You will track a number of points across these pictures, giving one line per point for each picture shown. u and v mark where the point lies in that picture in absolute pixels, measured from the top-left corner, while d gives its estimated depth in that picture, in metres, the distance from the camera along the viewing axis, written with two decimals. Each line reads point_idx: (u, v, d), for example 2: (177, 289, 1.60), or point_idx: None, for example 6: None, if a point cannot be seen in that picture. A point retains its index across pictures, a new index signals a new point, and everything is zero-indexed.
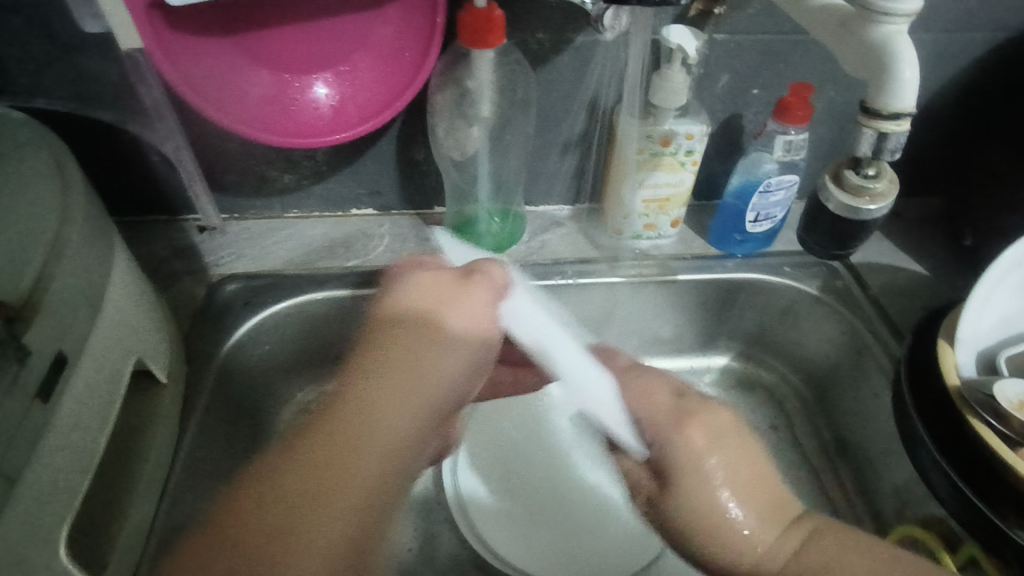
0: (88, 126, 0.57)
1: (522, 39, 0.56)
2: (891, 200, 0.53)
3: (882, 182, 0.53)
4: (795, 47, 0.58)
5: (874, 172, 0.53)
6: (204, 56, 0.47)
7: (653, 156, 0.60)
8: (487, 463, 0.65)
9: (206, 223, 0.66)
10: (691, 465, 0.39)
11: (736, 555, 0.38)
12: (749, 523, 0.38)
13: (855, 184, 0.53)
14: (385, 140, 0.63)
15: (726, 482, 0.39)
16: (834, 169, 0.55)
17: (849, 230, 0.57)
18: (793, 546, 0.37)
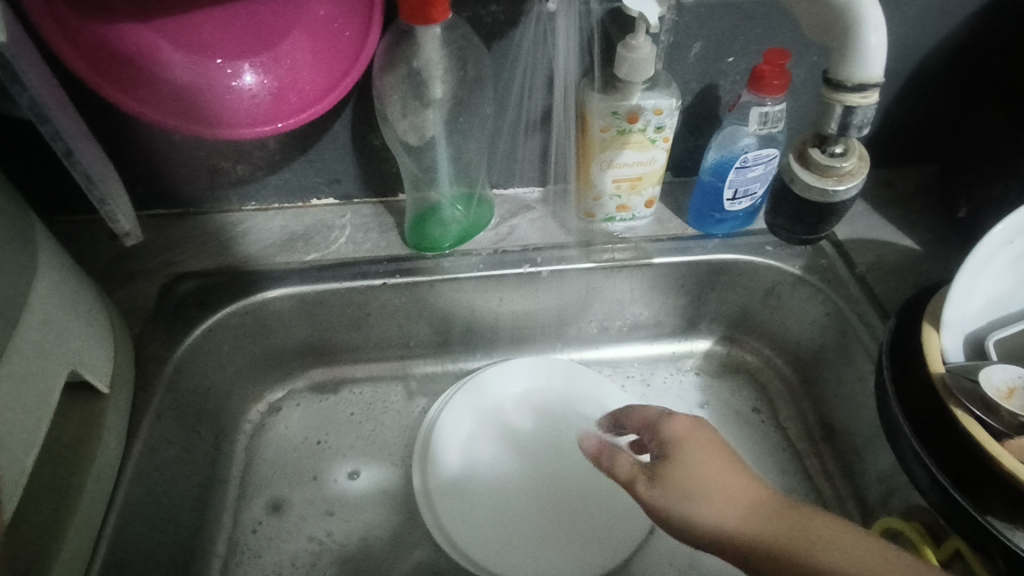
0: (14, 124, 0.54)
1: (473, 13, 0.52)
2: (860, 179, 0.51)
3: (849, 161, 0.50)
4: (770, 9, 0.54)
5: (841, 151, 0.50)
6: (122, 46, 0.44)
7: (619, 134, 0.56)
8: (461, 459, 0.63)
9: (120, 232, 0.59)
10: (685, 442, 0.46)
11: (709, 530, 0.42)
12: (725, 514, 0.42)
13: (821, 163, 0.51)
14: (338, 126, 0.59)
15: (708, 488, 0.43)
16: (797, 147, 0.53)
17: (816, 215, 0.54)
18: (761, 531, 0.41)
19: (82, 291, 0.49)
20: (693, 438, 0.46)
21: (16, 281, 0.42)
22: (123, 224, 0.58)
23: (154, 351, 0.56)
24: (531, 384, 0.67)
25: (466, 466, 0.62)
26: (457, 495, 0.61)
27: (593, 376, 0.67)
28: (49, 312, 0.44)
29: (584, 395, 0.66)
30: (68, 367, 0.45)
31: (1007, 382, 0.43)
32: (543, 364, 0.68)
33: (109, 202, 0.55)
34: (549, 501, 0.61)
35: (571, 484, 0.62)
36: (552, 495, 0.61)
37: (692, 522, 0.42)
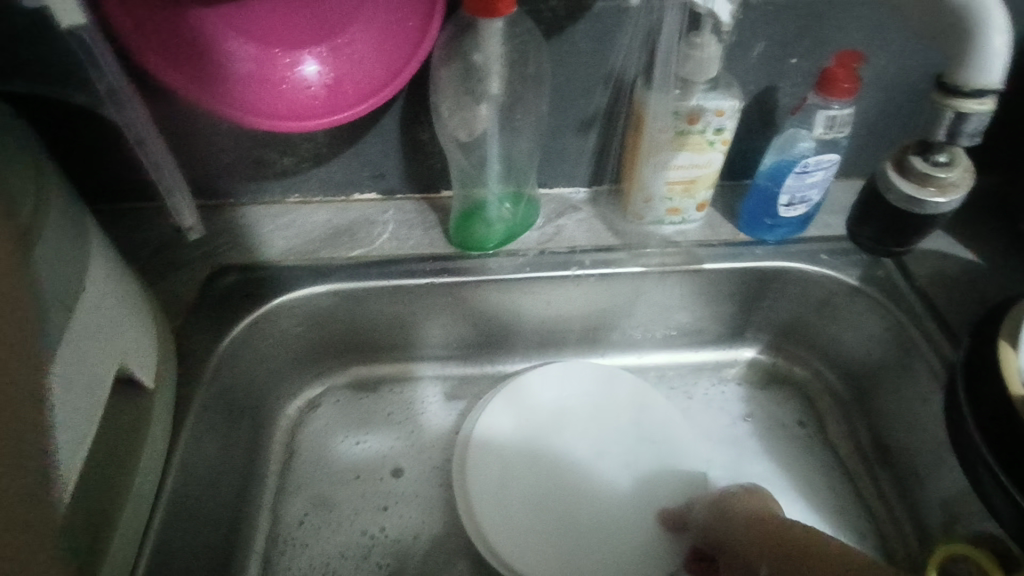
0: (65, 108, 0.52)
1: (534, 6, 0.50)
2: (964, 191, 0.46)
3: (954, 171, 0.46)
4: (841, 10, 0.52)
5: (945, 159, 0.46)
6: (180, 32, 0.43)
7: (678, 135, 0.54)
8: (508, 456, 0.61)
9: (183, 226, 0.60)
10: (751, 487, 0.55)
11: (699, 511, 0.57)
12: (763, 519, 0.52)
13: (922, 170, 0.47)
14: (385, 120, 0.57)
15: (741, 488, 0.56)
16: (896, 154, 0.49)
17: (909, 225, 0.50)
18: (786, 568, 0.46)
19: (129, 283, 0.48)
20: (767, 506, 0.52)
21: (70, 274, 0.40)
22: (187, 219, 0.59)
23: (196, 346, 0.54)
24: (591, 390, 0.66)
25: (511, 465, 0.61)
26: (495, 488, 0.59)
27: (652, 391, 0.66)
28: (100, 304, 0.43)
29: (637, 409, 0.65)
30: (116, 362, 0.44)
31: None
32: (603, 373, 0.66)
33: (174, 195, 0.58)
34: (586, 510, 0.59)
35: (612, 496, 0.60)
36: (592, 505, 0.59)
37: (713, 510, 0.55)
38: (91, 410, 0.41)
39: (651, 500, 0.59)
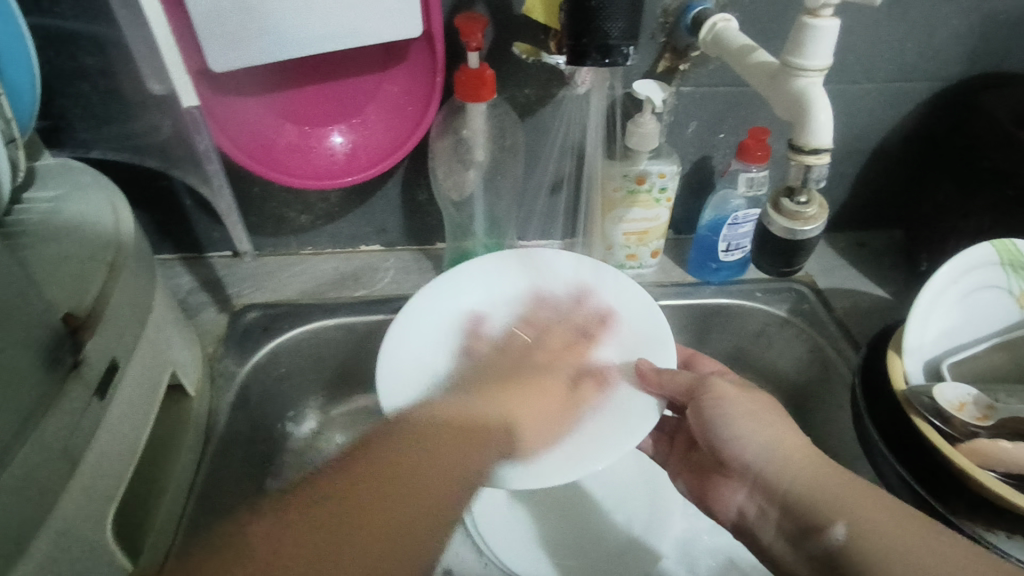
0: (135, 172, 0.64)
1: (512, 93, 0.64)
2: (823, 221, 0.61)
3: (813, 207, 0.60)
4: (751, 97, 0.66)
5: (806, 199, 0.60)
6: (241, 112, 0.56)
7: (629, 194, 0.67)
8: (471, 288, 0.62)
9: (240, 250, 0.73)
10: (728, 398, 0.53)
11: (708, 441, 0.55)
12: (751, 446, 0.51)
13: (791, 210, 0.60)
14: (391, 184, 0.70)
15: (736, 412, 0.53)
16: (772, 196, 0.62)
17: (793, 249, 0.64)
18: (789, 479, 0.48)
19: (176, 309, 0.58)
20: (750, 405, 0.53)
21: (143, 297, 0.50)
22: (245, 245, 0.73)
23: (226, 366, 0.64)
24: (562, 279, 0.63)
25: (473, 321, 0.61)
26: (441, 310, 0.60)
27: (635, 305, 0.60)
28: (159, 321, 0.53)
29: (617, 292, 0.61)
30: (169, 369, 0.54)
31: (957, 397, 0.52)
32: (568, 262, 0.63)
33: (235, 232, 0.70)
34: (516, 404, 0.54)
35: (558, 400, 0.54)
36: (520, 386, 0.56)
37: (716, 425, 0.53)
38: (150, 404, 0.50)
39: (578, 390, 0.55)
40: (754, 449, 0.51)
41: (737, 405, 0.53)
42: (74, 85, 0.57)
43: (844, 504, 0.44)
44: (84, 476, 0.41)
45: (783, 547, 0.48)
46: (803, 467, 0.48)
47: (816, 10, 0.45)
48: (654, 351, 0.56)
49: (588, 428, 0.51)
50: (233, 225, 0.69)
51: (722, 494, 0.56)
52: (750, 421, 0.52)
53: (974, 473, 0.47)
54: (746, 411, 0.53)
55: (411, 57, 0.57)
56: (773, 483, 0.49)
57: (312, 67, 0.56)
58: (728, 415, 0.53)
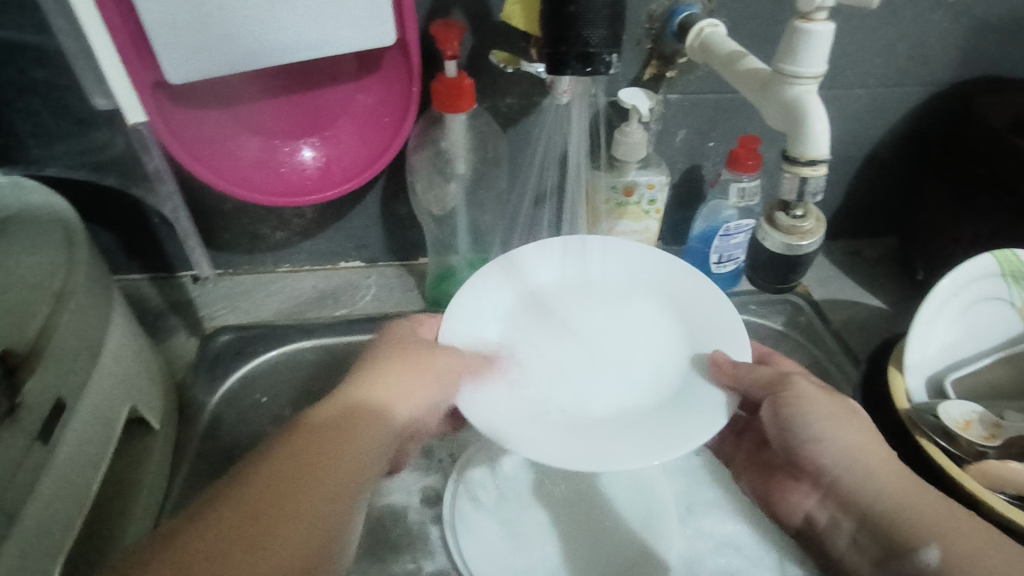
0: (95, 190, 0.61)
1: (492, 103, 0.61)
2: (819, 236, 0.61)
3: (809, 222, 0.60)
4: (741, 104, 0.64)
5: (802, 213, 0.60)
6: (205, 127, 0.53)
7: (618, 206, 0.64)
8: (508, 289, 0.58)
9: (201, 274, 0.70)
10: (810, 400, 0.51)
11: (787, 442, 0.53)
12: (836, 454, 0.50)
13: (788, 224, 0.60)
14: (369, 198, 0.67)
15: (821, 418, 0.50)
16: (768, 210, 0.62)
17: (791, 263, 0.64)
18: (875, 491, 0.47)
19: (138, 336, 0.54)
20: (829, 408, 0.50)
21: (97, 328, 0.47)
22: (206, 269, 0.70)
23: (196, 394, 0.60)
24: (559, 268, 0.60)
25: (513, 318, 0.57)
26: (491, 318, 0.56)
27: (690, 285, 0.57)
28: (117, 351, 0.49)
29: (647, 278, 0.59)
30: (129, 403, 0.50)
31: (961, 416, 0.50)
32: (575, 245, 0.60)
33: (194, 251, 0.67)
34: (599, 405, 0.50)
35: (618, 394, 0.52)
36: (594, 384, 0.52)
37: (799, 429, 0.51)
38: (106, 441, 0.46)
39: (639, 383, 0.52)
40: (844, 456, 0.49)
41: (820, 409, 0.50)
42: (25, 100, 0.54)
43: (933, 524, 0.44)
44: (24, 530, 0.38)
45: (854, 553, 0.51)
46: (891, 483, 0.47)
47: (808, 14, 0.43)
48: (724, 340, 0.53)
49: (680, 419, 0.47)
50: (192, 246, 0.67)
51: (789, 501, 0.59)
52: (834, 426, 0.49)
53: (985, 497, 0.45)
54: (827, 414, 0.50)
55: (385, 66, 0.54)
56: (852, 494, 0.49)
57: (280, 77, 0.53)
58: (811, 419, 0.50)
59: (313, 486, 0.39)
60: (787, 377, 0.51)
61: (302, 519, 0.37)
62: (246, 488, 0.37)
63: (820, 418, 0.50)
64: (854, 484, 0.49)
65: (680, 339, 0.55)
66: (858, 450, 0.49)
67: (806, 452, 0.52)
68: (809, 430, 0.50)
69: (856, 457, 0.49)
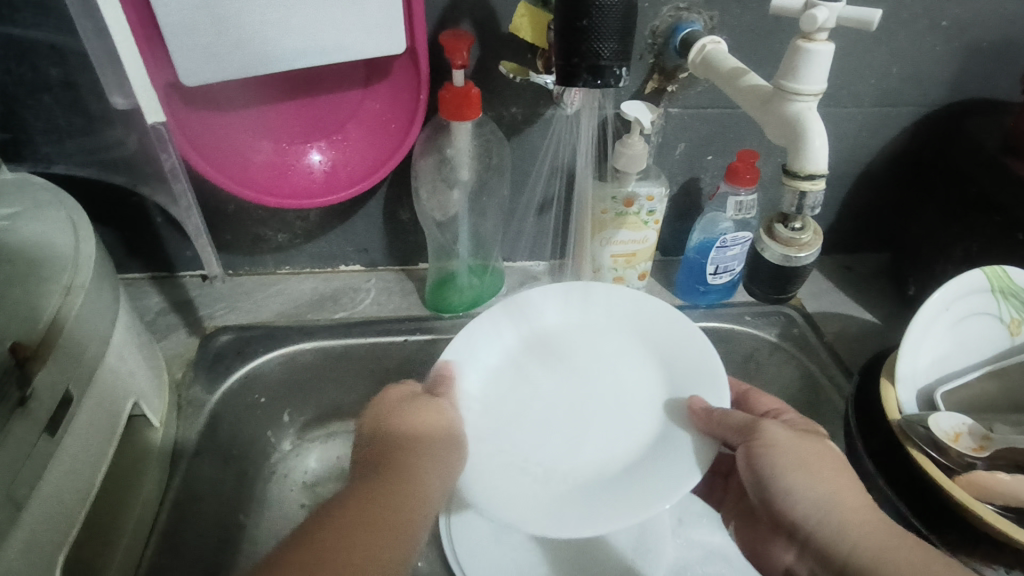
0: (101, 188, 0.61)
1: (497, 112, 0.62)
2: (816, 248, 0.63)
3: (807, 234, 0.62)
4: (739, 120, 0.66)
5: (800, 226, 0.62)
6: (214, 129, 0.53)
7: (617, 216, 0.65)
8: (507, 332, 0.58)
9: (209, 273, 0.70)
10: (780, 445, 0.47)
11: (760, 493, 0.48)
12: (806, 500, 0.45)
13: (786, 236, 0.62)
14: (372, 203, 0.67)
15: (789, 464, 0.46)
16: (766, 222, 0.64)
17: (789, 275, 0.66)
18: (847, 544, 0.43)
19: (141, 333, 0.54)
20: (801, 452, 0.46)
21: (103, 322, 0.47)
22: (215, 268, 0.70)
23: (196, 394, 0.60)
24: (562, 308, 0.60)
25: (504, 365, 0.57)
26: (485, 358, 0.56)
27: (669, 324, 0.57)
28: (121, 347, 0.49)
29: (641, 319, 0.58)
30: (131, 399, 0.50)
31: (951, 427, 0.50)
32: (576, 290, 0.60)
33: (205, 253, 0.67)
34: (583, 460, 0.51)
35: (603, 446, 0.52)
36: (578, 436, 0.53)
37: (770, 477, 0.46)
38: (108, 437, 0.46)
39: (626, 436, 0.52)
40: (811, 504, 0.45)
41: (785, 450, 0.47)
42: (37, 97, 0.54)
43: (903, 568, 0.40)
44: (27, 526, 0.38)
45: None
46: (867, 538, 0.42)
47: (809, 34, 0.44)
48: (706, 385, 0.52)
49: (660, 466, 0.48)
50: (204, 246, 0.66)
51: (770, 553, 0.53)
52: (802, 474, 0.45)
53: (974, 507, 0.46)
54: (798, 460, 0.46)
55: (394, 74, 0.56)
56: (824, 546, 0.44)
57: (290, 83, 0.54)
58: (779, 469, 0.46)
59: (371, 536, 0.41)
60: (753, 422, 0.47)
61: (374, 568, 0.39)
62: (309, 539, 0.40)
63: (790, 465, 0.46)
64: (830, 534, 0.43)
65: (661, 383, 0.55)
66: (827, 499, 0.44)
67: (772, 499, 0.47)
68: (783, 478, 0.46)
69: (826, 506, 0.44)
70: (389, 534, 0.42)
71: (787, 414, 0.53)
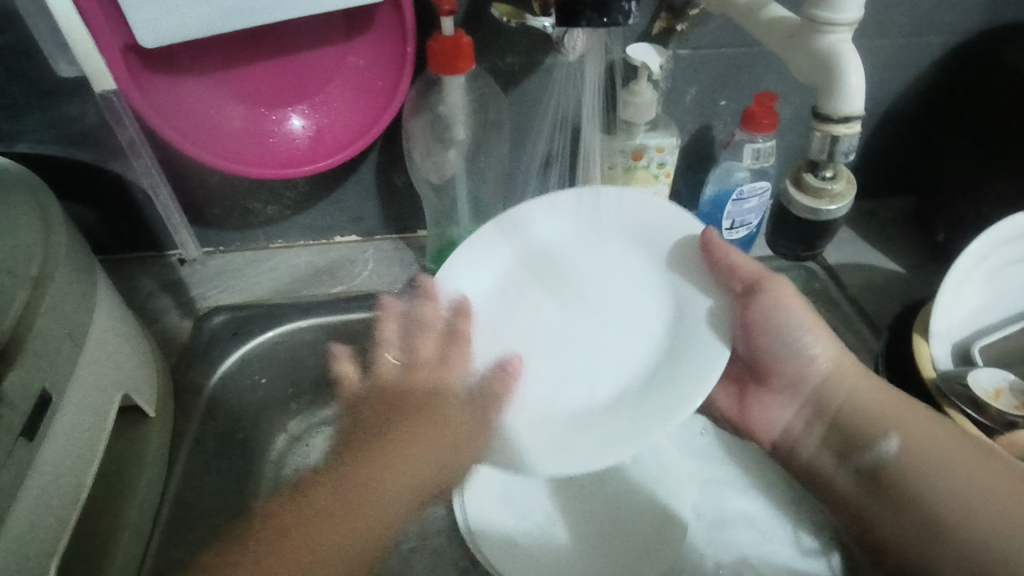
0: (71, 166, 0.57)
1: (490, 62, 0.57)
2: (850, 199, 0.57)
3: (839, 183, 0.56)
4: (753, 58, 0.60)
5: (831, 174, 0.56)
6: (183, 95, 0.49)
7: (626, 170, 0.60)
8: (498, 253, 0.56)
9: (187, 257, 0.67)
10: (877, 420, 0.50)
11: (884, 460, 0.49)
12: (893, 450, 0.48)
13: (815, 185, 0.57)
14: (363, 168, 0.63)
15: (904, 441, 0.48)
16: (793, 173, 0.59)
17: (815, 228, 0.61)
18: (905, 456, 0.48)
19: (128, 319, 0.51)
20: (882, 406, 0.50)
21: (81, 313, 0.44)
22: (191, 251, 0.66)
23: (193, 376, 0.58)
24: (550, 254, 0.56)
25: (874, 383, 0.51)
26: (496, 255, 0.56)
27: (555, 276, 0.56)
28: (105, 337, 0.47)
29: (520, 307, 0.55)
30: (121, 390, 0.48)
31: (994, 384, 0.48)
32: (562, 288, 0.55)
33: (179, 233, 0.64)
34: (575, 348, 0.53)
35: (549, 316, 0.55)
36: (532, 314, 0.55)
37: (936, 493, 0.45)
38: (99, 434, 0.44)
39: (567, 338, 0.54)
40: (906, 437, 0.48)
41: (907, 450, 0.48)
42: None
43: (920, 437, 0.47)
44: (7, 534, 0.37)
45: (836, 473, 0.53)
46: (892, 410, 0.49)
47: None
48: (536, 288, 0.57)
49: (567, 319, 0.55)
50: (177, 225, 0.63)
51: (766, 413, 0.58)
52: (893, 422, 0.49)
53: (1016, 467, 0.44)
54: (926, 429, 0.47)
55: (378, 23, 0.50)
56: (827, 395, 0.53)
57: (263, 38, 0.49)
58: (907, 441, 0.48)
59: (371, 501, 0.53)
60: (891, 428, 0.49)
61: (361, 528, 0.51)
62: (312, 493, 0.54)
63: (931, 437, 0.47)
64: (856, 499, 0.51)
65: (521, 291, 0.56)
66: (904, 418, 0.49)
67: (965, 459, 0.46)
68: (947, 481, 0.45)
69: (933, 446, 0.47)
70: (356, 539, 0.51)
71: (902, 425, 0.48)
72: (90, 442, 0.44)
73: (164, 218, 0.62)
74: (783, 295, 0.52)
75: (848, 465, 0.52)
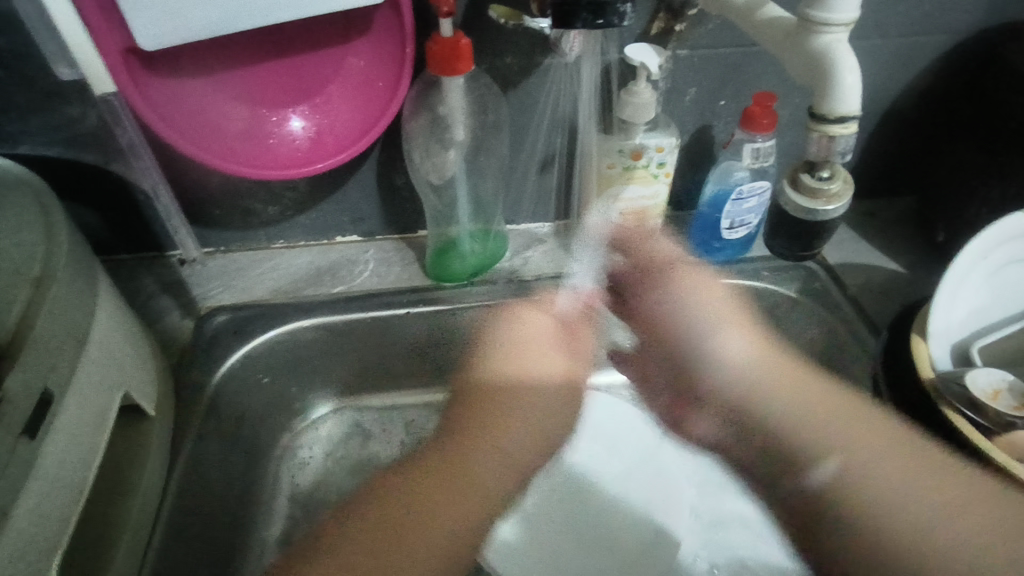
0: (72, 167, 0.58)
1: (489, 64, 0.57)
2: (846, 199, 0.57)
3: (836, 183, 0.56)
4: (752, 58, 0.60)
5: (828, 174, 0.56)
6: (183, 98, 0.49)
7: (625, 170, 0.60)
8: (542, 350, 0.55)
9: (188, 258, 0.67)
10: (811, 430, 0.44)
11: (821, 480, 0.42)
12: (829, 470, 0.42)
13: (811, 185, 0.56)
14: (363, 168, 0.63)
15: (835, 458, 0.42)
16: (791, 172, 0.59)
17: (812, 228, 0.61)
18: (839, 469, 0.42)
19: (130, 318, 0.52)
20: (821, 408, 0.45)
21: (83, 313, 0.45)
22: (191, 251, 0.67)
23: (194, 376, 0.58)
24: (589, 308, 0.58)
25: (781, 359, 0.50)
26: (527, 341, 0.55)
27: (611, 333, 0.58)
28: (106, 338, 0.47)
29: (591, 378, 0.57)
30: (122, 390, 0.48)
31: (991, 385, 0.48)
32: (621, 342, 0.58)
33: (180, 233, 0.64)
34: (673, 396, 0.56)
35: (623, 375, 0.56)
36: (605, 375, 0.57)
37: (876, 519, 0.39)
38: (100, 433, 0.45)
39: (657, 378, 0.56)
40: (792, 436, 0.45)
41: (828, 461, 0.43)
42: None
43: (851, 441, 0.42)
44: (10, 533, 0.37)
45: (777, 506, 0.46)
46: (832, 418, 0.44)
47: None
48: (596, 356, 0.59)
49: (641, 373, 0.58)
50: (177, 225, 0.64)
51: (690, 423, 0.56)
52: (833, 428, 0.44)
53: (1011, 469, 0.44)
54: (859, 427, 0.43)
55: (377, 25, 0.51)
56: (754, 404, 0.48)
57: (263, 40, 0.49)
58: (855, 460, 0.42)
59: (454, 501, 0.43)
60: (802, 442, 0.44)
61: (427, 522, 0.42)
62: (357, 513, 0.43)
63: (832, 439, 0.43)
64: (801, 535, 0.43)
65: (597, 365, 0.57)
66: (851, 419, 0.44)
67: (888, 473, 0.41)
68: (902, 489, 0.39)
69: (850, 467, 0.41)
70: (413, 528, 0.42)
71: (834, 422, 0.44)
72: (91, 441, 0.44)
73: (164, 219, 0.63)
74: (690, 279, 0.56)
75: (773, 492, 0.46)
